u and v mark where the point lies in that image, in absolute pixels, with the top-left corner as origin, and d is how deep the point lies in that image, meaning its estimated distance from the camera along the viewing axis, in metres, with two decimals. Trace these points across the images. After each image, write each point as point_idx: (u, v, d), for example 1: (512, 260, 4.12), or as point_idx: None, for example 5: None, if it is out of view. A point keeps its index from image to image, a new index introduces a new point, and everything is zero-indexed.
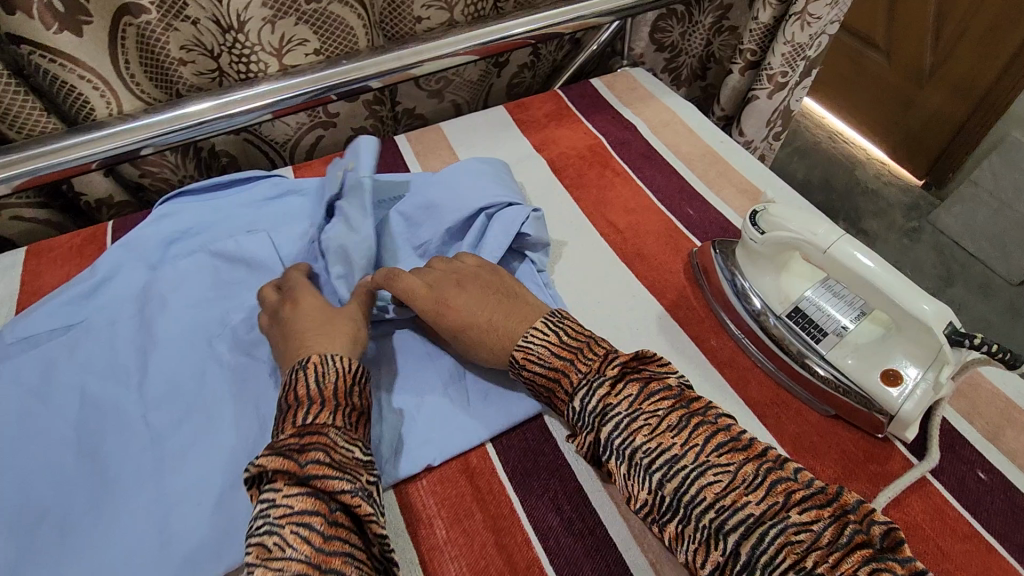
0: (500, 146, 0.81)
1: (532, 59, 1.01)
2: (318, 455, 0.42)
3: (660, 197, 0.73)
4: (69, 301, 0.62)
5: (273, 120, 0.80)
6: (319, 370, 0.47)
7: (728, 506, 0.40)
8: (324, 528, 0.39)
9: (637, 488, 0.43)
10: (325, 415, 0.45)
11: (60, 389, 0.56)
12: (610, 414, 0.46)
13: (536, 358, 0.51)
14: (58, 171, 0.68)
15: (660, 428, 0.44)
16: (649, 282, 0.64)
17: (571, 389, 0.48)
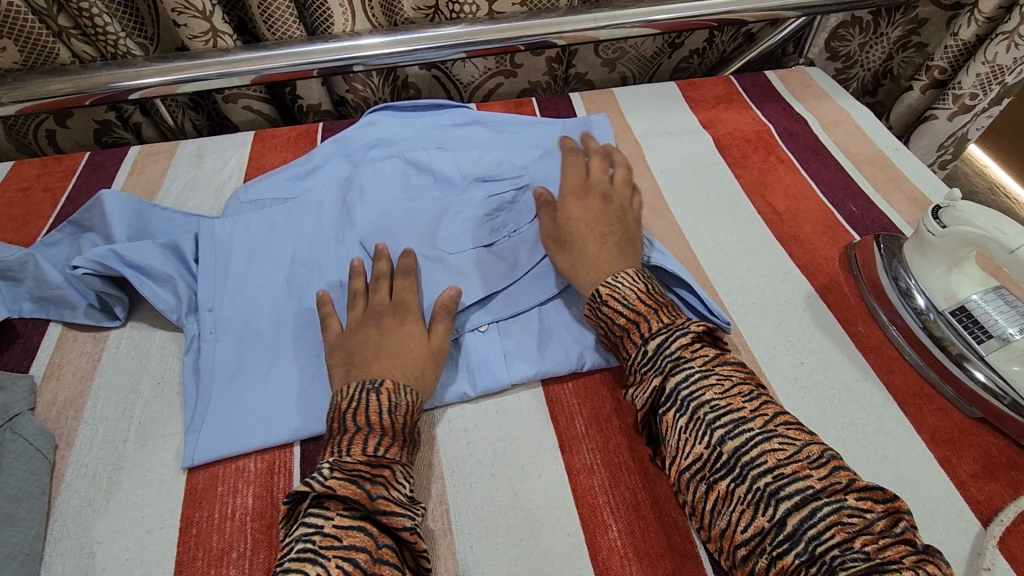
0: (668, 116, 0.84)
1: (705, 46, 1.04)
2: (383, 490, 0.43)
3: (824, 190, 0.73)
4: (289, 178, 0.74)
5: (466, 60, 0.89)
6: (393, 399, 0.49)
7: (789, 474, 0.40)
8: (366, 564, 0.40)
9: (693, 441, 0.44)
10: (387, 446, 0.46)
11: (278, 245, 0.67)
12: (683, 367, 0.47)
13: (621, 297, 0.53)
14: (295, 71, 0.80)
15: (730, 389, 0.46)
16: (803, 262, 0.65)
17: (647, 334, 0.50)
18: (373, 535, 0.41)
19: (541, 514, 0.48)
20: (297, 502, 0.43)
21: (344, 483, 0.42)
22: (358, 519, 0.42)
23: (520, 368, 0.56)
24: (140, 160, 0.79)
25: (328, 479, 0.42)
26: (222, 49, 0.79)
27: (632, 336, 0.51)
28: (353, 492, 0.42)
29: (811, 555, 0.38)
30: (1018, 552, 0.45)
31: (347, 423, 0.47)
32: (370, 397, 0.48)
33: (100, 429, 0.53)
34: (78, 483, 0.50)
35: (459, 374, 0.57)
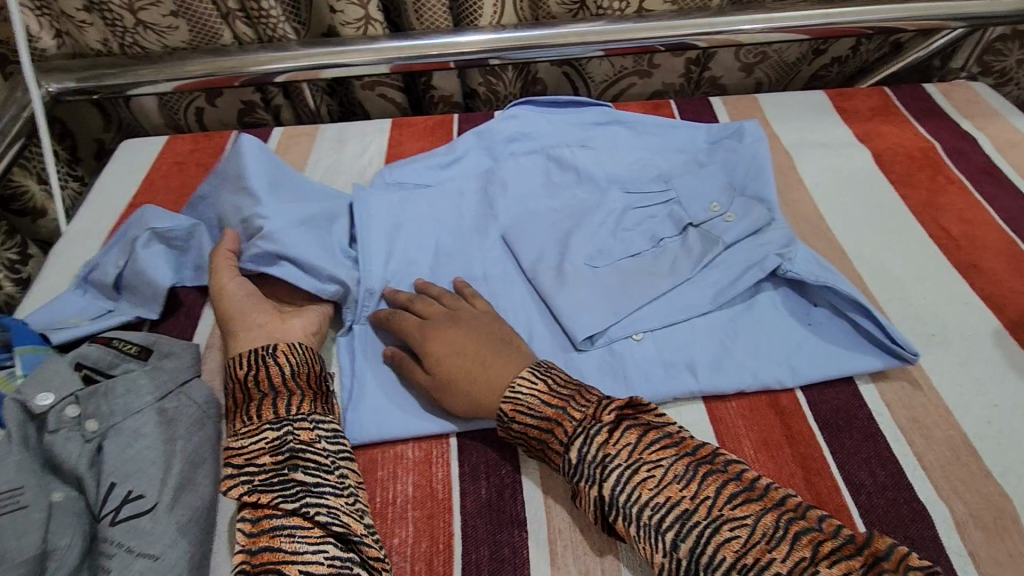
0: (818, 127, 0.79)
1: (850, 53, 0.97)
2: (231, 457, 0.45)
3: (1005, 217, 0.67)
4: (430, 167, 0.73)
5: (603, 58, 0.87)
6: (230, 368, 0.51)
7: (751, 564, 0.38)
8: (251, 515, 0.43)
9: (651, 552, 0.41)
10: (252, 415, 0.48)
11: (423, 233, 0.67)
12: (611, 469, 0.43)
13: (527, 407, 0.47)
14: (435, 61, 0.80)
15: (666, 479, 0.42)
16: (986, 294, 0.60)
17: (568, 439, 0.45)
18: (252, 492, 0.44)
19: None
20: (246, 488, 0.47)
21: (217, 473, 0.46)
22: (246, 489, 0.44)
23: (680, 383, 0.54)
24: (284, 142, 0.82)
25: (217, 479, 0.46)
26: (371, 37, 0.80)
27: (553, 444, 0.46)
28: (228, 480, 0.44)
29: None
30: None
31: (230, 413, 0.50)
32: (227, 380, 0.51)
33: None
34: None
35: (615, 383, 0.56)
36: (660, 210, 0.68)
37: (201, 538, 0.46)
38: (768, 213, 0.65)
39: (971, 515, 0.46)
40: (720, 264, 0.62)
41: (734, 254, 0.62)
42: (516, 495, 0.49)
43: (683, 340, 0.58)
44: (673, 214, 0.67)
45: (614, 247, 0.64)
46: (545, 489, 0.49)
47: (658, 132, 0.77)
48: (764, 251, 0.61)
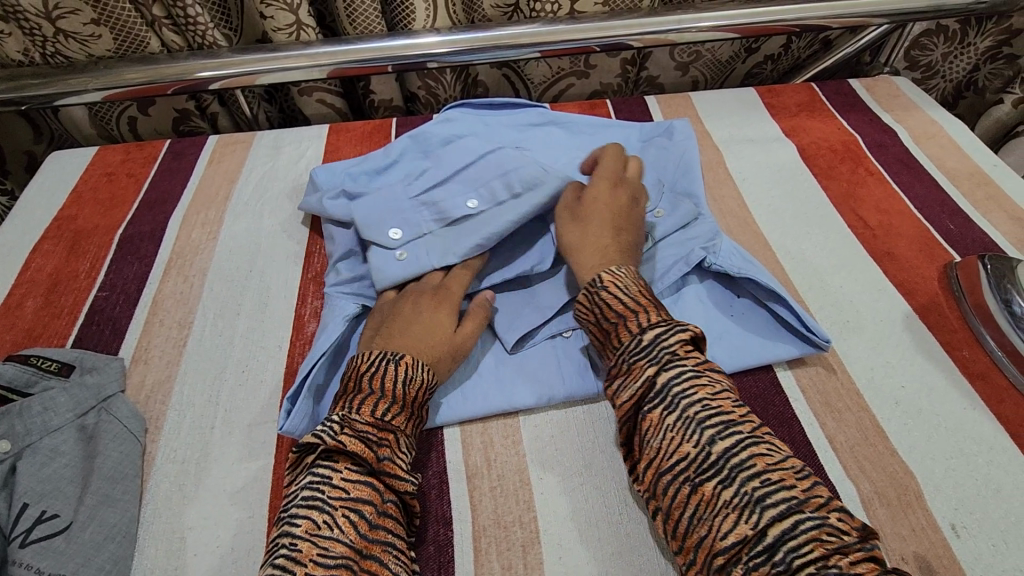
0: (748, 123, 0.82)
1: (781, 51, 1.00)
2: (390, 451, 0.45)
3: (919, 206, 0.70)
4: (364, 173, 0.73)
5: (539, 59, 0.88)
6: (410, 372, 0.48)
7: (775, 481, 0.38)
8: (372, 517, 0.42)
9: (680, 440, 0.42)
10: (403, 419, 0.47)
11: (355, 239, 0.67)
12: (673, 363, 0.45)
13: (623, 287, 0.51)
14: (369, 65, 0.80)
15: (723, 396, 0.44)
16: (898, 280, 0.62)
17: (643, 326, 0.48)
18: (380, 492, 0.43)
19: (632, 531, 0.47)
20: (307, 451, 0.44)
21: (356, 440, 0.43)
22: (366, 476, 0.43)
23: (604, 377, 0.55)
24: (218, 150, 0.80)
25: (340, 434, 0.43)
26: (304, 42, 0.79)
27: (626, 327, 0.49)
28: (362, 450, 0.43)
29: (788, 567, 0.35)
30: None
31: (362, 384, 0.48)
32: (388, 365, 0.48)
33: (187, 414, 0.54)
34: (166, 467, 0.50)
35: (541, 382, 0.55)
36: None
37: (119, 555, 0.45)
38: (695, 208, 0.66)
39: (877, 493, 0.48)
40: (648, 260, 0.63)
41: (662, 250, 0.64)
42: (443, 495, 0.49)
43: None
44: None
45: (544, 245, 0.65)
46: (473, 488, 0.49)
47: (591, 131, 0.78)
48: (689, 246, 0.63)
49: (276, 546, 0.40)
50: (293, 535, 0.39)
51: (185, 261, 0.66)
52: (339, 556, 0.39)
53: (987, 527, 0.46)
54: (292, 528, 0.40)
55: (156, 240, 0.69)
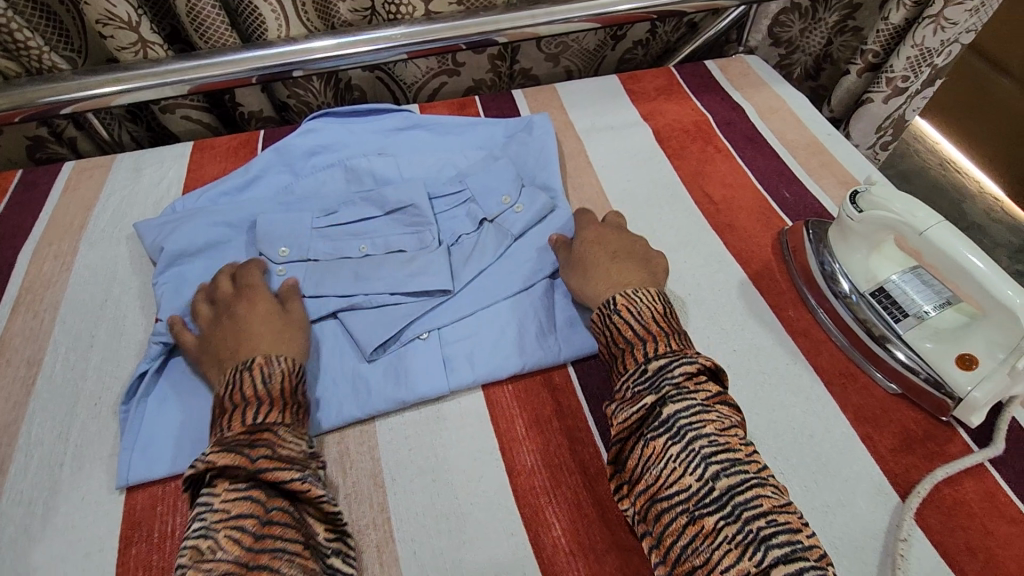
0: (609, 110, 0.85)
1: (648, 37, 1.04)
2: (266, 449, 0.45)
3: (759, 177, 0.75)
4: (225, 192, 0.72)
5: (407, 61, 0.88)
6: (266, 370, 0.50)
7: (781, 521, 0.41)
8: (256, 528, 0.42)
9: (682, 472, 0.44)
10: (276, 415, 0.48)
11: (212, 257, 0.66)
12: (682, 398, 0.47)
13: (635, 311, 0.53)
14: (225, 80, 0.78)
15: (728, 430, 0.46)
16: (736, 251, 0.67)
17: (650, 354, 0.50)
18: (262, 500, 0.43)
19: (481, 518, 0.49)
20: (194, 484, 0.45)
21: (226, 453, 0.44)
22: (245, 490, 0.43)
23: (458, 375, 0.57)
24: (74, 176, 0.78)
25: (209, 456, 0.44)
26: (153, 59, 0.77)
27: (634, 353, 0.51)
28: (234, 459, 0.44)
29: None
30: (931, 518, 0.48)
31: (226, 404, 0.48)
32: (242, 374, 0.49)
33: (34, 454, 0.53)
34: (13, 509, 0.50)
35: (397, 385, 0.57)
36: (451, 213, 0.71)
37: None
38: (551, 202, 0.70)
39: None
40: (507, 259, 0.66)
41: (521, 247, 0.67)
42: None
43: (468, 334, 0.61)
44: (469, 211, 0.70)
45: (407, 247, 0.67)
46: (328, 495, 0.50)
47: (456, 131, 0.80)
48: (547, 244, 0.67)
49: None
50: (181, 567, 0.40)
51: (35, 296, 0.64)
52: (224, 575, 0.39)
53: (799, 470, 0.51)
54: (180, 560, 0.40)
55: (4, 277, 0.66)
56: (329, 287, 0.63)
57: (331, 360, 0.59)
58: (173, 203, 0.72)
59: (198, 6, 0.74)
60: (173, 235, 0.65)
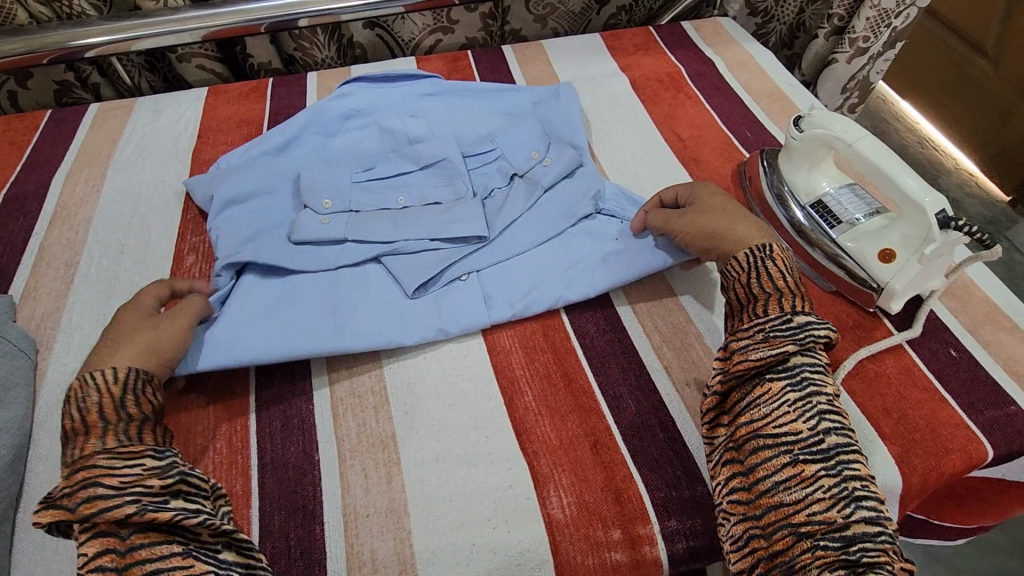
0: (591, 63, 0.93)
1: (631, 3, 1.11)
2: (91, 488, 0.42)
3: (724, 119, 0.82)
4: (263, 151, 0.73)
5: (404, 16, 0.96)
6: (81, 397, 0.46)
7: (869, 485, 0.44)
8: (114, 563, 0.40)
9: (794, 418, 0.46)
10: (95, 443, 0.45)
11: (259, 209, 0.66)
12: (812, 356, 0.49)
13: (786, 265, 0.54)
14: (237, 27, 0.85)
15: (837, 395, 0.48)
16: (699, 180, 0.75)
17: (798, 307, 0.50)
18: (114, 533, 0.41)
19: (464, 386, 0.57)
20: (61, 532, 0.43)
21: (48, 509, 0.42)
22: (92, 530, 0.41)
23: (498, 311, 0.61)
24: (100, 115, 0.85)
25: (42, 513, 0.42)
26: (171, 8, 0.84)
27: (780, 301, 0.51)
28: (58, 513, 0.41)
29: (856, 560, 0.41)
30: (858, 389, 0.55)
31: (72, 438, 0.47)
32: (66, 410, 0.47)
33: (75, 335, 0.60)
34: (59, 378, 0.57)
35: (440, 316, 0.60)
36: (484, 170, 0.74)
37: (15, 443, 0.52)
38: (578, 156, 0.72)
39: (664, 341, 0.60)
40: (542, 211, 0.68)
41: (551, 198, 0.70)
42: (305, 378, 0.58)
43: (508, 275, 0.64)
44: (500, 167, 0.73)
45: (442, 198, 0.70)
46: (334, 369, 0.58)
47: (486, 92, 0.81)
48: (577, 195, 0.69)
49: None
50: None
51: (69, 213, 0.72)
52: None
53: None
54: None
55: (40, 197, 0.74)
56: (373, 233, 0.65)
57: (375, 294, 0.62)
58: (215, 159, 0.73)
59: None
60: (223, 185, 0.67)
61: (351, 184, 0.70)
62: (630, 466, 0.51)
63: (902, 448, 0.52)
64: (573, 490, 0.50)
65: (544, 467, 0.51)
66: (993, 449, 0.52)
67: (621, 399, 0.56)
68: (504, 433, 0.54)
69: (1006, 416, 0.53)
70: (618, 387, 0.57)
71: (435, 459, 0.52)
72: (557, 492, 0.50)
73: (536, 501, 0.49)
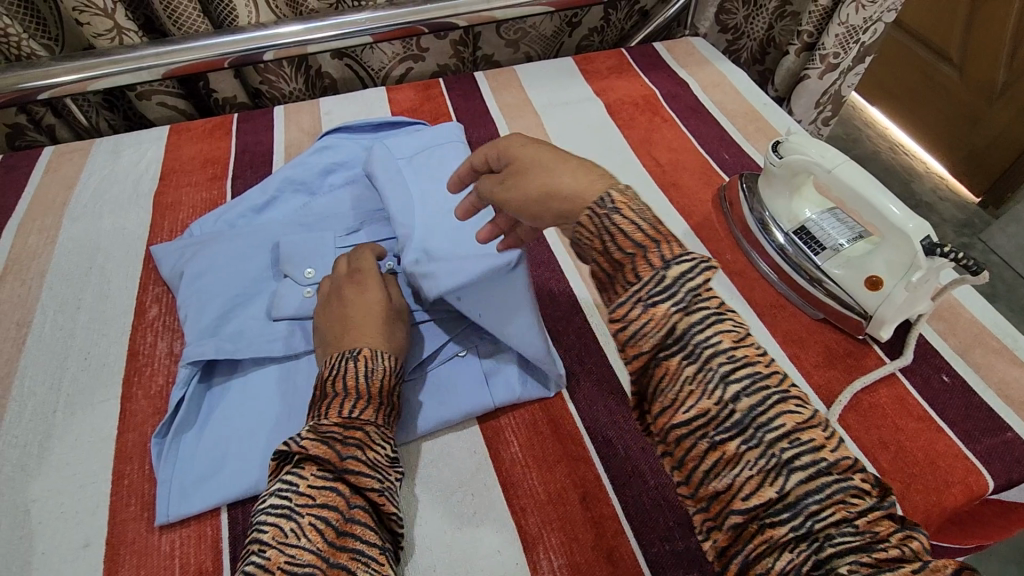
0: (565, 88, 0.91)
1: (602, 23, 1.11)
2: (355, 449, 0.44)
3: (701, 142, 0.81)
4: (241, 213, 0.71)
5: (373, 45, 0.93)
6: (371, 365, 0.49)
7: (805, 439, 0.35)
8: (338, 523, 0.41)
9: (699, 394, 0.37)
10: (369, 413, 0.47)
11: (233, 280, 0.64)
12: (697, 304, 0.38)
13: (637, 211, 0.42)
14: (198, 63, 0.82)
15: (748, 343, 0.38)
16: (680, 206, 0.73)
17: (669, 258, 0.39)
18: (345, 496, 0.42)
19: (447, 440, 0.54)
20: (282, 458, 0.44)
21: (317, 442, 0.43)
22: (332, 480, 0.42)
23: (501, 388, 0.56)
24: (55, 159, 0.81)
25: (302, 440, 0.43)
26: (128, 46, 0.81)
27: (648, 258, 0.40)
28: (324, 452, 0.43)
29: (809, 531, 0.33)
30: (853, 424, 0.54)
31: (327, 389, 0.48)
32: (348, 364, 0.49)
33: (28, 403, 0.56)
34: (9, 451, 0.53)
35: (440, 404, 0.55)
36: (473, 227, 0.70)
37: None
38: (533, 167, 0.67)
39: None
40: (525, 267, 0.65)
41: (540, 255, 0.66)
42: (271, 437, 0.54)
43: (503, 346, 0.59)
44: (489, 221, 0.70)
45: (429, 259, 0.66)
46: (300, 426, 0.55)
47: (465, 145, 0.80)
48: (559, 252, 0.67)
49: (247, 553, 0.40)
50: (259, 549, 0.39)
51: (22, 266, 0.68)
52: (306, 565, 0.38)
53: None
54: (258, 539, 0.40)
55: None
56: None
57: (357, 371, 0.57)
58: (189, 227, 0.71)
59: None
60: (194, 259, 0.65)
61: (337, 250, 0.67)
62: (622, 520, 0.49)
63: (902, 484, 0.50)
64: (564, 551, 0.47)
65: (534, 527, 0.49)
66: (993, 480, 0.50)
67: (611, 444, 0.54)
68: (490, 489, 0.51)
69: (1003, 445, 0.52)
70: (606, 431, 0.54)
71: (417, 523, 0.49)
72: (547, 554, 0.47)
73: (526, 564, 0.47)
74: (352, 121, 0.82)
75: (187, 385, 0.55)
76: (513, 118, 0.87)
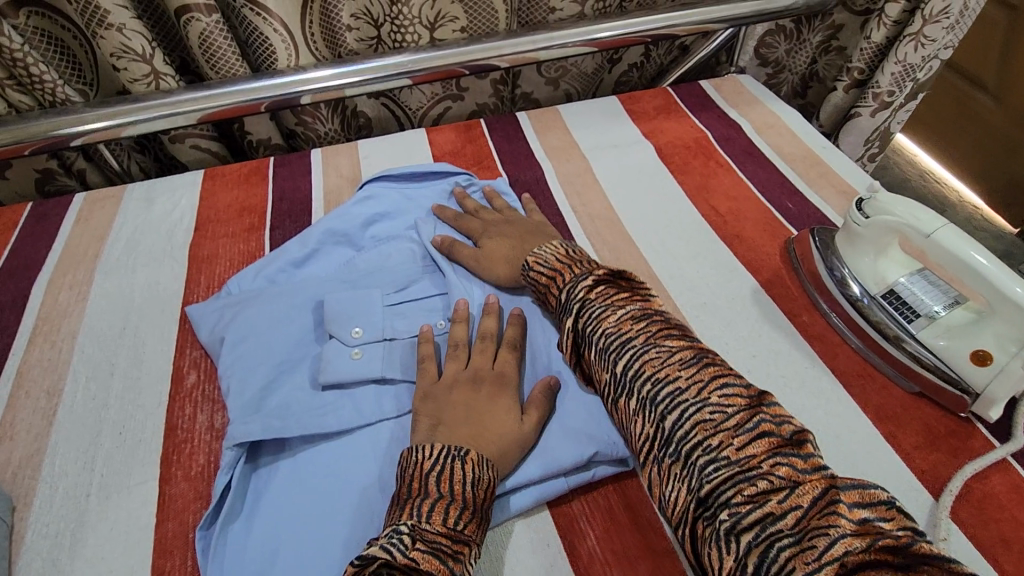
0: (611, 129, 0.88)
1: (642, 60, 1.07)
2: (461, 567, 0.41)
3: (762, 189, 0.77)
4: (282, 269, 0.67)
5: (412, 86, 0.90)
6: (477, 472, 0.46)
7: (717, 443, 0.42)
8: None
9: (642, 421, 0.47)
10: (471, 526, 0.44)
11: (278, 345, 0.60)
12: (622, 349, 0.50)
13: (575, 292, 0.55)
14: (236, 107, 0.79)
15: (671, 364, 0.47)
16: (746, 261, 0.69)
17: (596, 324, 0.52)
18: None
19: (517, 531, 0.49)
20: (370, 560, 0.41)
21: (428, 555, 0.40)
22: None
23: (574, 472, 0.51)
24: (86, 207, 0.78)
25: (412, 549, 0.40)
26: (165, 90, 0.78)
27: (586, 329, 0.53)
28: (436, 568, 0.40)
29: (726, 520, 0.39)
30: (968, 518, 0.48)
31: (428, 486, 0.44)
32: (454, 464, 0.45)
33: (59, 486, 0.52)
34: (39, 542, 0.49)
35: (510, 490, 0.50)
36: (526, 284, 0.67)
37: None
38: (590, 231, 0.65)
39: None
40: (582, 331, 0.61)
41: None
42: None
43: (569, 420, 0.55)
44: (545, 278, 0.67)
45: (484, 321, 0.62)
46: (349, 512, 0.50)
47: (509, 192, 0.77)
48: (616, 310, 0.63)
49: None
50: None
51: (52, 327, 0.64)
52: None
53: None
54: None
55: (19, 309, 0.66)
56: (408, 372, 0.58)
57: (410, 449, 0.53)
58: (226, 283, 0.67)
59: (211, 37, 0.76)
60: (235, 322, 0.61)
61: (385, 310, 0.63)
62: None
63: None
64: None
65: None
66: None
67: None
68: None
69: None
70: None
71: None
72: None
73: None
74: (393, 167, 0.79)
75: (231, 469, 0.51)
76: (560, 162, 0.83)
